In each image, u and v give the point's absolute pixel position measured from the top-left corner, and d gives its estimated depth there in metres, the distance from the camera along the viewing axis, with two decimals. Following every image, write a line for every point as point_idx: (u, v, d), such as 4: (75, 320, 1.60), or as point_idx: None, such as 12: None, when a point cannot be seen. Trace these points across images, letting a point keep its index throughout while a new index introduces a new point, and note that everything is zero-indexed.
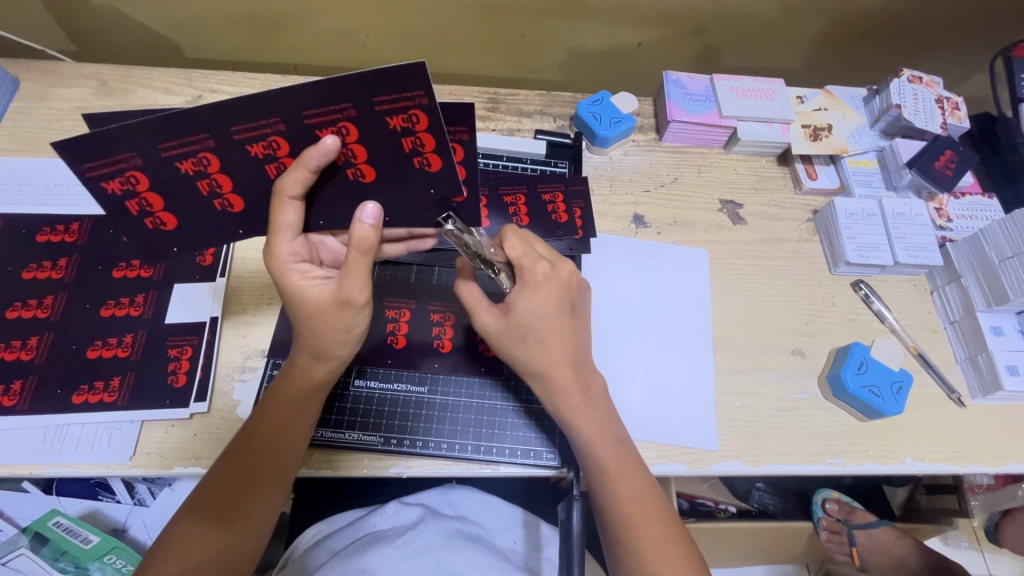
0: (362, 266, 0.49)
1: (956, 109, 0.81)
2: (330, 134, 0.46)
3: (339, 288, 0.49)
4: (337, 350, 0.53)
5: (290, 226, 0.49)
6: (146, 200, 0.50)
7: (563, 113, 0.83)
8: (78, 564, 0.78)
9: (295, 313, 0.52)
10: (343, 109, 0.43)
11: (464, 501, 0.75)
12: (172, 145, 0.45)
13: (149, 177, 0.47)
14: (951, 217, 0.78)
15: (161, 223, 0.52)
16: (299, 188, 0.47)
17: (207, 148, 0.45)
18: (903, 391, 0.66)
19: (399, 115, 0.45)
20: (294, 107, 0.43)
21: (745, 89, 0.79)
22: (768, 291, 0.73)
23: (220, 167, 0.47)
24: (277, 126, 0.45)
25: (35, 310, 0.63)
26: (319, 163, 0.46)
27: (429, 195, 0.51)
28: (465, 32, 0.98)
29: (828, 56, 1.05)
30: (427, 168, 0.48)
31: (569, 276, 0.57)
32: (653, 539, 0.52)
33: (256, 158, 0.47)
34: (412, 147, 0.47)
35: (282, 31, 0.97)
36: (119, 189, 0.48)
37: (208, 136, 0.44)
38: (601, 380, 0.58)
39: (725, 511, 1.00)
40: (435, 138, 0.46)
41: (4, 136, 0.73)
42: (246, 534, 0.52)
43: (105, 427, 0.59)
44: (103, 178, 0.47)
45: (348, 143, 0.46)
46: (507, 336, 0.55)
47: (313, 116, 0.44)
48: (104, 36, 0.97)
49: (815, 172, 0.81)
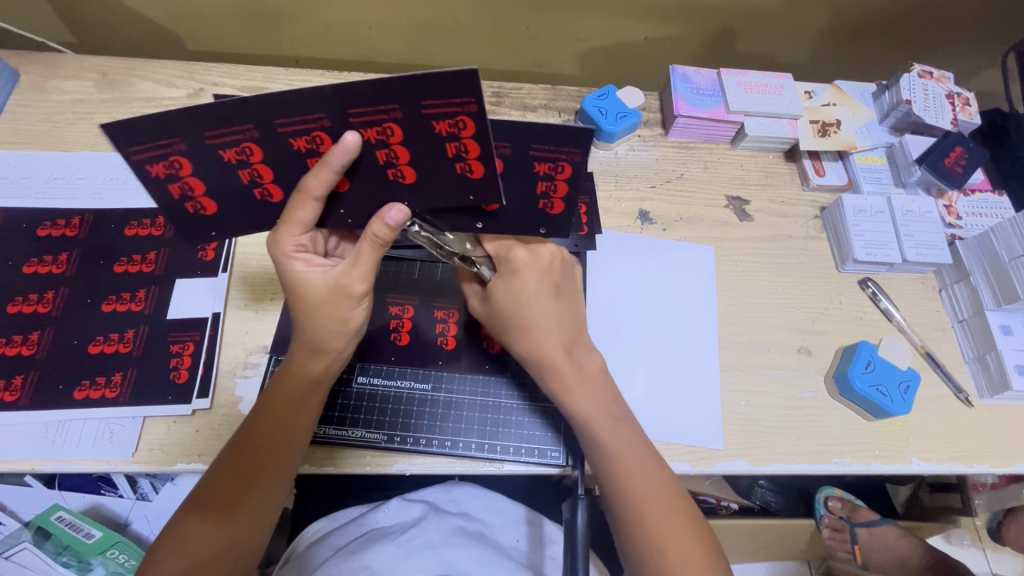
0: (372, 256, 0.49)
1: (966, 104, 0.80)
2: (373, 135, 0.44)
3: (346, 276, 0.49)
4: (334, 342, 0.53)
5: (303, 222, 0.48)
6: (188, 185, 0.49)
7: (568, 108, 0.82)
8: (81, 558, 0.80)
9: (300, 306, 0.51)
10: (391, 110, 0.42)
11: (466, 498, 0.74)
12: (219, 133, 0.44)
13: (193, 162, 0.46)
14: (960, 214, 0.77)
15: (201, 208, 0.51)
16: (321, 189, 0.46)
17: (253, 137, 0.44)
18: (911, 391, 0.65)
19: (446, 121, 0.42)
20: (340, 106, 0.42)
21: (753, 83, 0.78)
22: (774, 289, 0.73)
23: (264, 157, 0.46)
24: (323, 122, 0.43)
25: (36, 305, 0.63)
26: (343, 164, 0.44)
27: (468, 200, 0.49)
28: (469, 25, 0.97)
29: (836, 51, 1.04)
30: (468, 174, 0.46)
31: (549, 257, 0.57)
32: (658, 525, 0.51)
33: (299, 151, 0.46)
34: (455, 153, 0.44)
35: (283, 23, 0.96)
36: (162, 173, 0.47)
37: (255, 127, 0.43)
38: (599, 360, 0.58)
39: (726, 508, 0.98)
40: (481, 145, 0.43)
41: (4, 129, 0.73)
42: (246, 532, 0.52)
43: (106, 423, 0.59)
44: (147, 161, 0.46)
45: (391, 143, 0.44)
46: (493, 321, 0.58)
47: (359, 115, 0.42)
48: (106, 28, 0.96)
49: (823, 168, 0.80)
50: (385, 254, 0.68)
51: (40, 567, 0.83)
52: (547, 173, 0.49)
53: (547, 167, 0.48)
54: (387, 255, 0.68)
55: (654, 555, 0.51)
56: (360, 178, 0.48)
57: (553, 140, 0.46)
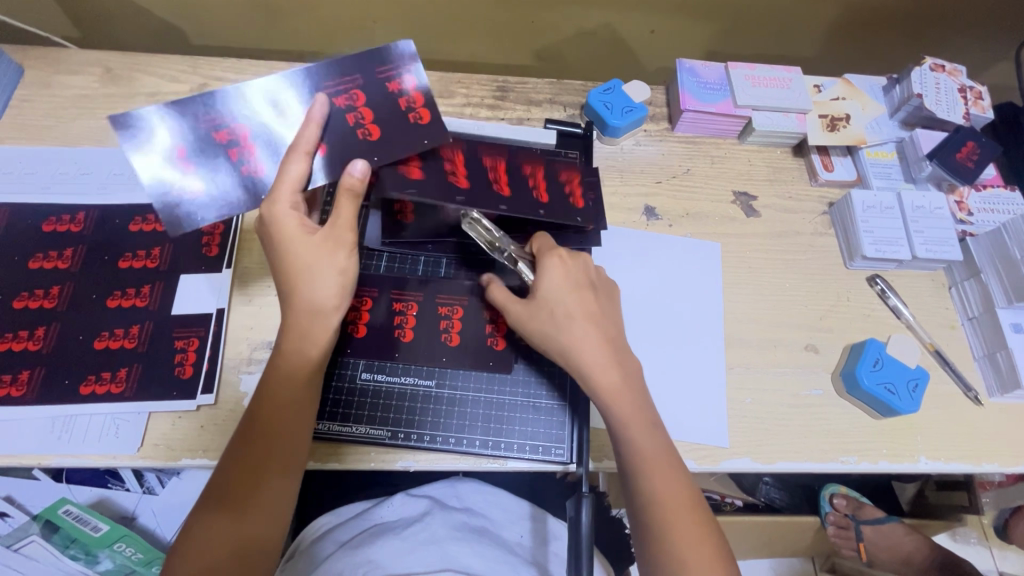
0: (354, 211, 0.53)
1: (979, 98, 0.79)
2: (397, 78, 0.57)
3: (337, 227, 0.53)
4: (330, 304, 0.54)
5: (291, 181, 0.53)
6: (176, 166, 0.53)
7: (573, 102, 0.81)
8: (88, 550, 0.82)
9: (289, 265, 0.53)
10: (358, 68, 0.53)
11: (470, 494, 0.75)
12: (266, 100, 0.52)
13: (240, 122, 0.50)
14: (972, 210, 0.75)
15: None
16: (308, 144, 0.53)
17: (295, 102, 0.54)
18: (919, 389, 0.64)
19: None
20: (368, 58, 0.56)
21: (760, 77, 0.77)
22: (781, 285, 0.72)
23: (249, 128, 0.53)
24: (355, 75, 0.56)
25: (42, 300, 0.63)
26: (324, 114, 0.54)
27: (426, 145, 0.58)
28: (472, 18, 0.96)
29: (846, 45, 1.03)
30: (421, 122, 0.58)
31: (587, 262, 0.60)
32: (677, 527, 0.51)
33: (281, 121, 0.54)
34: (408, 104, 0.57)
35: (286, 17, 0.95)
36: (152, 153, 0.52)
37: (296, 88, 0.54)
38: (636, 363, 0.58)
39: (731, 505, 1.00)
40: (425, 90, 0.58)
41: (9, 125, 0.73)
42: (259, 532, 0.51)
43: (113, 418, 0.59)
44: (138, 141, 0.51)
45: (359, 102, 0.56)
46: (536, 316, 0.57)
47: (381, 64, 0.56)
48: (110, 22, 0.96)
49: (831, 163, 0.79)
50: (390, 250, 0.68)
51: (46, 557, 0.85)
52: None
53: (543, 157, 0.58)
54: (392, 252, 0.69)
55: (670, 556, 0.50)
56: (389, 127, 0.57)
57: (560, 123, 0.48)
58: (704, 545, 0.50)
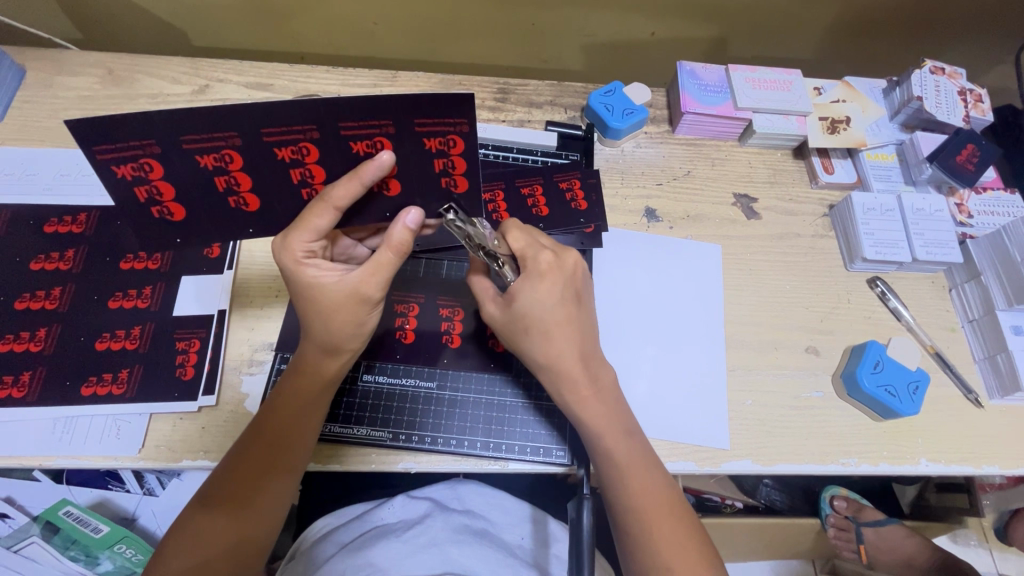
0: (390, 265, 0.50)
1: (979, 101, 0.79)
2: (437, 145, 0.47)
3: (364, 282, 0.49)
4: (349, 343, 0.53)
5: (319, 230, 0.48)
6: (156, 189, 0.48)
7: (574, 105, 0.81)
8: (88, 551, 0.82)
9: (310, 309, 0.51)
10: (383, 125, 0.44)
11: (471, 495, 0.75)
12: (276, 130, 0.44)
13: (247, 156, 0.46)
14: (971, 213, 0.75)
15: (168, 213, 0.50)
16: (345, 199, 0.46)
17: (312, 136, 0.45)
18: (919, 391, 0.64)
19: (436, 138, 0.46)
20: (409, 116, 0.44)
21: (761, 79, 0.77)
22: (781, 287, 0.72)
23: (243, 165, 0.47)
24: (387, 129, 0.45)
25: (44, 301, 0.63)
26: (373, 178, 0.46)
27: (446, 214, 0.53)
28: (473, 21, 0.96)
29: (846, 47, 1.03)
30: (453, 189, 0.51)
31: (574, 267, 0.57)
32: (665, 533, 0.52)
33: (282, 162, 0.47)
34: (442, 168, 0.49)
35: (288, 19, 0.95)
36: (130, 175, 0.46)
37: (316, 126, 0.44)
38: (612, 373, 0.57)
39: (731, 507, 1.00)
40: (468, 163, 0.48)
41: (11, 126, 0.73)
42: (251, 527, 0.52)
43: (113, 419, 0.59)
44: (114, 162, 0.45)
45: (380, 157, 0.47)
46: (513, 328, 0.56)
47: (425, 125, 0.45)
48: (111, 24, 0.96)
49: (832, 165, 0.79)
50: None
51: (46, 558, 0.85)
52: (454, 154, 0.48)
53: (440, 143, 0.47)
54: None
55: (658, 559, 0.51)
56: (411, 184, 0.50)
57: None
58: (692, 549, 0.51)
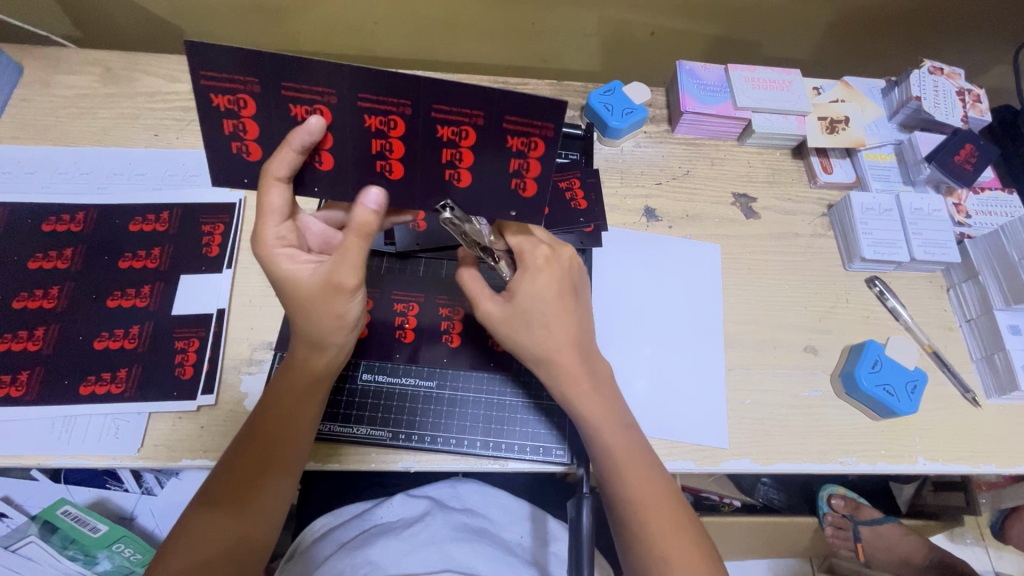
0: (359, 249, 0.47)
1: (977, 101, 0.79)
2: (518, 144, 0.47)
3: (334, 270, 0.47)
4: (333, 338, 0.52)
5: (279, 210, 0.48)
6: (244, 126, 0.47)
7: (573, 104, 0.81)
8: (86, 551, 0.82)
9: (285, 298, 0.50)
10: (473, 115, 0.45)
11: (471, 494, 0.75)
12: (372, 97, 0.44)
13: (261, 106, 0.45)
14: (969, 212, 0.76)
15: (247, 153, 0.49)
16: (285, 169, 0.46)
17: (404, 112, 0.45)
18: (918, 391, 0.65)
19: (520, 138, 0.47)
20: (501, 109, 0.45)
21: (760, 79, 0.78)
22: (779, 286, 0.72)
23: (330, 124, 0.46)
24: (476, 120, 0.46)
25: (41, 300, 0.63)
26: (303, 144, 0.45)
27: (509, 216, 0.52)
28: (472, 20, 0.96)
29: (845, 47, 1.03)
30: (521, 192, 0.50)
31: (569, 260, 0.57)
32: (661, 525, 0.52)
33: (366, 130, 0.46)
34: (516, 169, 0.49)
35: (287, 17, 0.95)
36: (224, 106, 0.45)
37: (336, 92, 0.44)
38: (607, 365, 0.58)
39: (729, 505, 1.01)
40: (544, 167, 0.49)
41: (8, 124, 0.73)
42: (251, 528, 0.52)
43: (112, 419, 0.59)
44: (213, 91, 0.44)
45: (461, 146, 0.47)
46: (512, 321, 0.55)
47: (513, 124, 0.46)
48: (109, 21, 0.96)
49: (830, 165, 0.79)
50: (390, 252, 0.68)
51: (44, 557, 0.85)
52: (520, 149, 0.48)
53: (520, 142, 0.47)
54: (393, 253, 0.68)
55: (656, 552, 0.51)
56: (483, 180, 0.50)
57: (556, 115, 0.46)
58: (689, 541, 0.52)
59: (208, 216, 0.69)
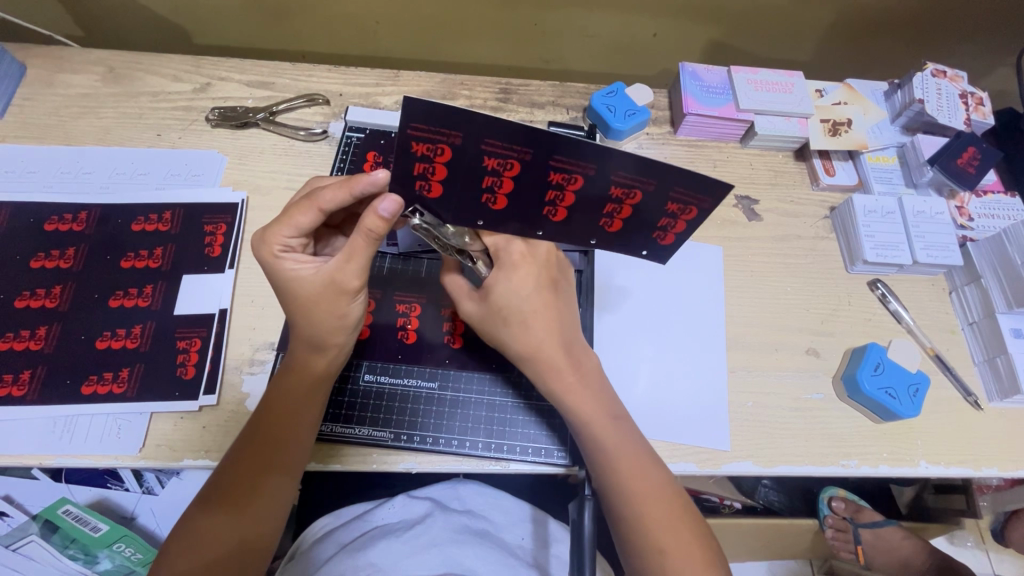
0: (365, 252, 0.47)
1: (980, 104, 0.79)
2: (618, 194, 0.48)
3: (340, 273, 0.48)
4: (335, 339, 0.53)
5: (300, 226, 0.48)
6: (432, 169, 0.46)
7: (576, 105, 0.81)
8: (88, 551, 0.84)
9: (290, 303, 0.51)
10: (587, 168, 0.46)
11: (471, 496, 0.75)
12: (497, 144, 0.44)
13: (457, 156, 0.45)
14: (972, 216, 0.75)
15: (425, 191, 0.48)
16: (332, 202, 0.47)
17: (522, 158, 0.45)
18: (920, 394, 0.64)
19: (620, 188, 0.48)
20: (673, 183, 0.47)
21: (763, 82, 0.77)
22: (781, 288, 0.72)
23: (516, 175, 0.47)
24: (648, 186, 0.48)
25: (44, 299, 0.63)
26: (363, 191, 0.46)
27: (589, 244, 0.54)
28: (474, 21, 0.96)
29: (847, 50, 1.03)
30: (607, 228, 0.53)
31: (547, 253, 0.55)
32: (653, 515, 0.52)
33: (484, 169, 0.46)
34: (608, 212, 0.51)
35: (289, 18, 0.95)
36: (421, 152, 0.44)
37: (462, 136, 0.43)
38: (591, 358, 0.58)
39: (729, 507, 1.00)
40: (687, 225, 0.52)
41: (12, 123, 0.73)
42: (250, 529, 0.51)
43: (114, 419, 0.59)
44: (416, 139, 0.43)
45: (567, 189, 0.48)
46: (491, 320, 0.55)
47: (677, 194, 0.48)
48: (113, 20, 0.96)
49: (833, 168, 0.79)
50: (394, 253, 0.68)
51: (46, 556, 0.85)
52: (617, 196, 0.49)
53: (620, 192, 0.48)
54: (395, 254, 0.69)
55: (652, 544, 0.51)
56: (579, 218, 0.51)
57: (638, 169, 0.46)
58: (684, 530, 0.52)
59: (210, 216, 0.69)
